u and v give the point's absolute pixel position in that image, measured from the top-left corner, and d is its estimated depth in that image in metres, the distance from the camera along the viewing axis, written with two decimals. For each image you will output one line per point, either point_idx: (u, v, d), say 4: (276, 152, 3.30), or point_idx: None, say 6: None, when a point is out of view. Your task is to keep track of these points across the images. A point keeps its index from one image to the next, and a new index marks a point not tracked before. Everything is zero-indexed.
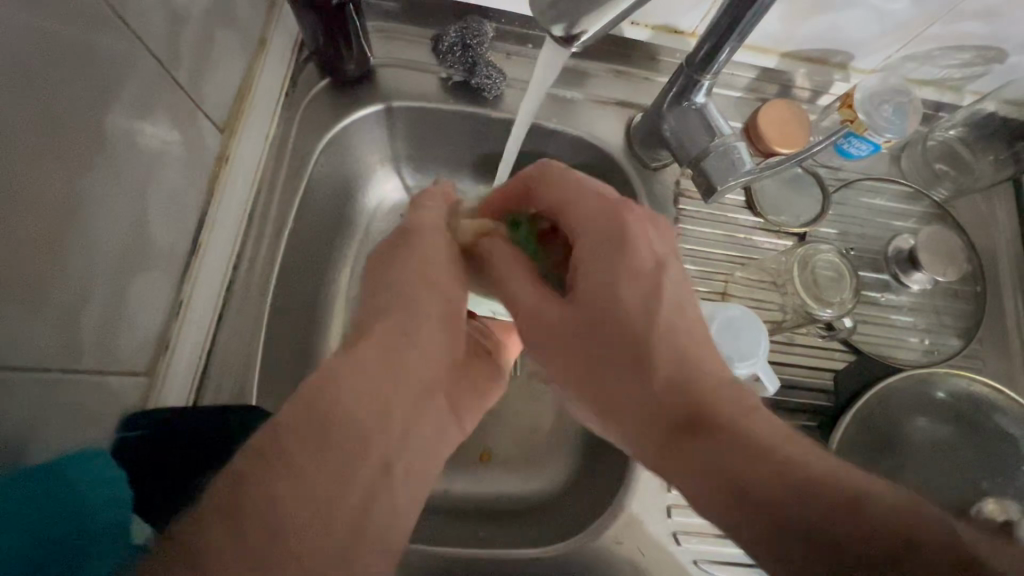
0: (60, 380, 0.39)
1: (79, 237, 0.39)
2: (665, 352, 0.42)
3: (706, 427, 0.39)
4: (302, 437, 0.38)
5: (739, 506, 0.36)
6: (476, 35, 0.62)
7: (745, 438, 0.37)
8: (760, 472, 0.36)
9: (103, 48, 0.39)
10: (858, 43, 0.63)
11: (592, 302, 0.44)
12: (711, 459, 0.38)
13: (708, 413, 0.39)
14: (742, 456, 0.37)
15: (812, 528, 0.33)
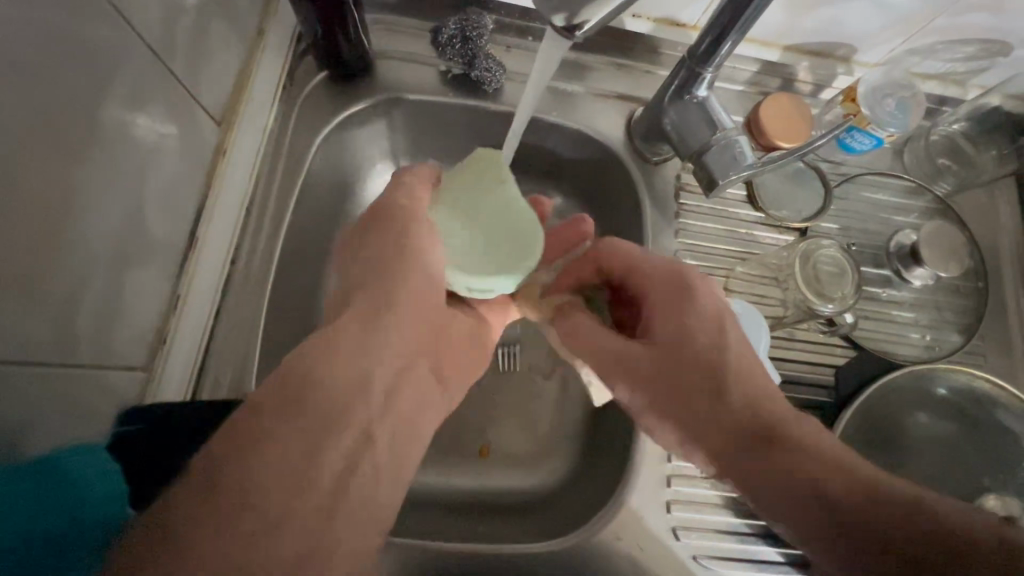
0: (54, 374, 0.38)
1: (72, 230, 0.38)
2: (737, 380, 0.46)
3: (773, 457, 0.43)
4: (281, 411, 0.39)
5: (810, 509, 0.41)
6: (475, 27, 0.62)
7: (803, 466, 0.42)
8: (824, 493, 0.41)
9: (97, 38, 0.39)
10: (862, 35, 0.62)
11: (651, 359, 0.49)
12: (779, 493, 0.42)
13: (763, 446, 0.44)
14: (805, 484, 0.41)
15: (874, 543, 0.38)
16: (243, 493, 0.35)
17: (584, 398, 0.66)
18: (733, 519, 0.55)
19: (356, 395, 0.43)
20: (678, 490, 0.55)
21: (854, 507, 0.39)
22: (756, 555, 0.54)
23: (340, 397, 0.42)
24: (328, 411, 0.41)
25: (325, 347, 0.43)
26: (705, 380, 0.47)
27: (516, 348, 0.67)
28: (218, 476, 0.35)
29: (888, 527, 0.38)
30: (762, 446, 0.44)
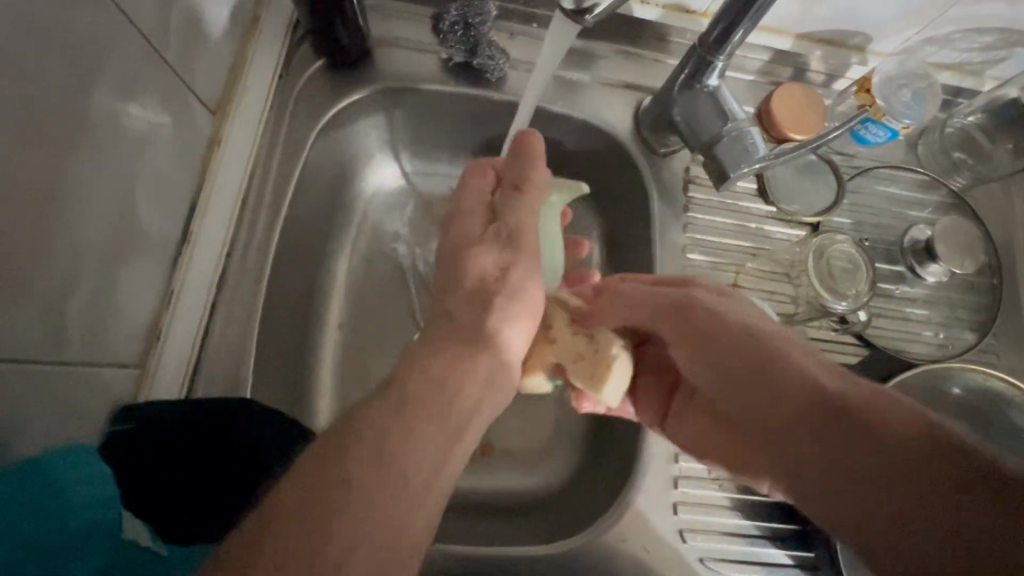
0: (43, 373, 0.37)
1: (63, 223, 0.37)
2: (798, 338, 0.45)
3: (826, 419, 0.37)
4: (352, 451, 0.34)
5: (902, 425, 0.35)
6: (477, 14, 0.60)
7: (861, 425, 0.35)
8: (885, 454, 0.34)
9: (87, 22, 0.37)
10: (877, 24, 0.60)
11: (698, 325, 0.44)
12: (840, 465, 0.36)
13: (815, 407, 0.37)
14: (865, 445, 0.35)
15: (956, 506, 0.30)
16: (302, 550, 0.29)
17: None
18: (741, 521, 0.54)
19: (435, 439, 0.37)
20: (686, 492, 0.54)
21: (924, 467, 0.32)
22: (765, 557, 0.53)
23: (427, 446, 0.36)
24: (427, 453, 0.36)
25: (409, 384, 0.39)
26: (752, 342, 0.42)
27: None
28: (280, 522, 0.30)
29: (969, 488, 0.31)
30: (813, 409, 0.38)
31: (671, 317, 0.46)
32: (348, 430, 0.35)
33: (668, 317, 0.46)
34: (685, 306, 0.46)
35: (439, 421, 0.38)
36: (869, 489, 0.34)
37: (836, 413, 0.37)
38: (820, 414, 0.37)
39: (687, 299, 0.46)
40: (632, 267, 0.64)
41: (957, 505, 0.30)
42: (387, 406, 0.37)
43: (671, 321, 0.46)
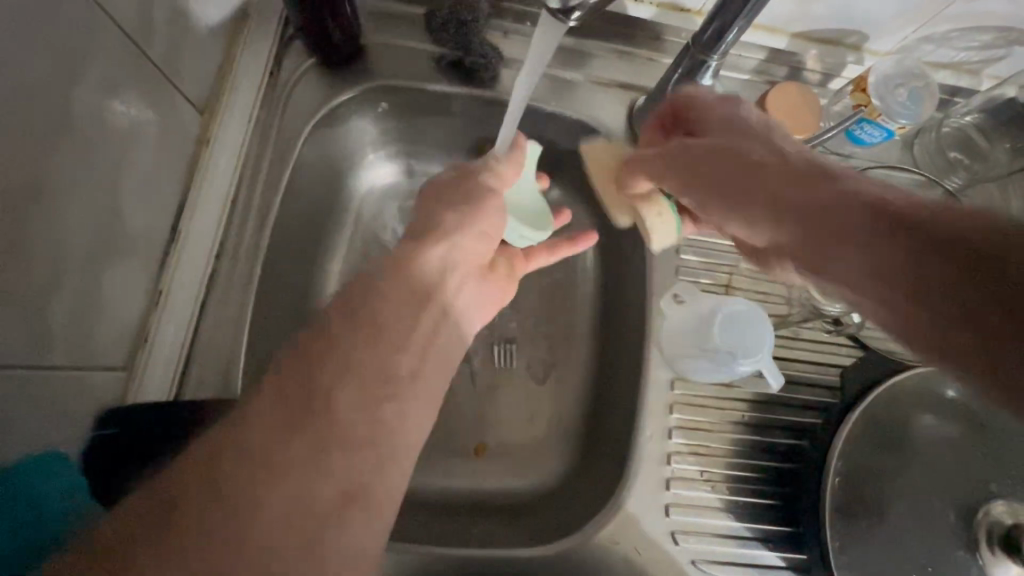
0: (26, 377, 0.37)
1: (45, 225, 0.37)
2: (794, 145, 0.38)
3: (826, 204, 0.31)
4: (310, 365, 0.35)
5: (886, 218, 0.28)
6: (470, 13, 0.58)
7: (861, 207, 0.29)
8: (887, 225, 0.28)
9: (68, 21, 0.36)
10: (873, 23, 0.60)
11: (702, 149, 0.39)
12: (845, 252, 0.29)
13: (823, 190, 0.31)
14: (871, 217, 0.29)
15: (938, 270, 0.26)
16: (266, 471, 0.30)
17: (581, 396, 0.64)
18: (734, 523, 0.53)
19: (383, 350, 0.38)
20: (679, 494, 0.54)
21: (926, 227, 0.27)
22: (757, 559, 0.53)
23: (372, 356, 0.38)
24: (373, 353, 0.38)
25: (353, 308, 0.40)
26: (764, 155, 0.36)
27: (513, 345, 0.65)
28: (228, 458, 0.30)
29: (968, 239, 0.25)
30: (825, 200, 0.31)
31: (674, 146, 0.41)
32: (301, 350, 0.37)
33: (672, 154, 0.41)
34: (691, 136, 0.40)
35: (391, 342, 0.39)
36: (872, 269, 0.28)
37: (848, 200, 0.30)
38: (802, 204, 0.32)
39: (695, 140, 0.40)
40: (626, 268, 0.64)
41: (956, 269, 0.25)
42: (334, 333, 0.38)
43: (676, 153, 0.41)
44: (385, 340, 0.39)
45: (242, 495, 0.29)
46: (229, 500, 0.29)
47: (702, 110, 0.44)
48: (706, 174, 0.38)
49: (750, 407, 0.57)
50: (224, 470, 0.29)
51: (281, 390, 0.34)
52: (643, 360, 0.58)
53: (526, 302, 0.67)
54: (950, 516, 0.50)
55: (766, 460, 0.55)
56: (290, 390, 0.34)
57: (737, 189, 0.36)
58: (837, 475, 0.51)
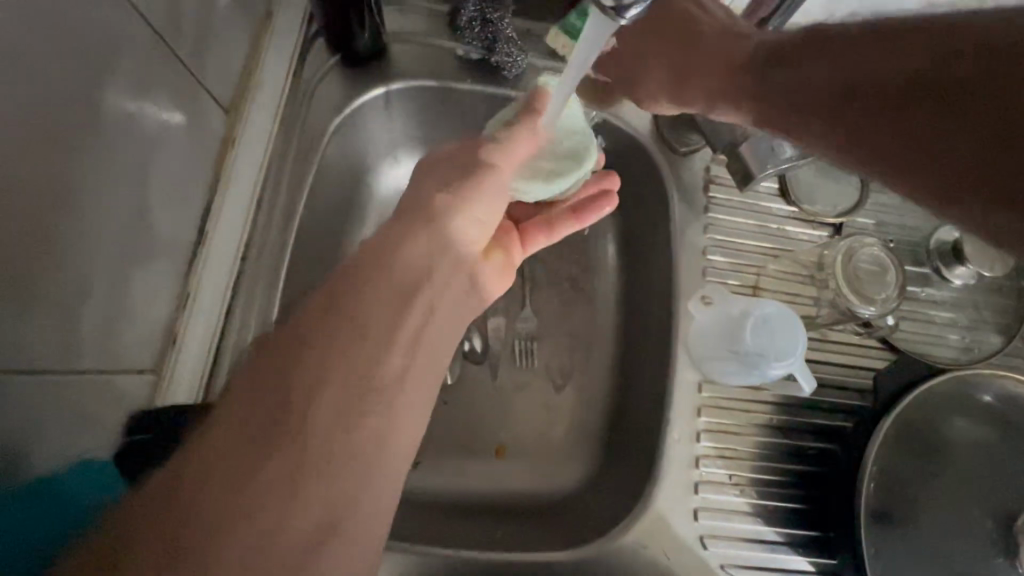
0: (59, 381, 0.36)
1: (75, 227, 0.36)
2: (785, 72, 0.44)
3: (899, 86, 0.38)
4: (285, 374, 0.33)
5: (908, 147, 0.37)
6: (495, 10, 0.59)
7: (928, 75, 0.37)
8: (959, 84, 0.35)
9: (97, 21, 0.36)
10: (905, 19, 0.58)
11: (753, 73, 0.46)
12: (924, 123, 0.37)
13: (887, 70, 0.39)
14: (942, 87, 0.36)
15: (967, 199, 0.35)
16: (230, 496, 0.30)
17: (604, 398, 0.64)
18: (763, 527, 0.53)
19: (366, 350, 0.36)
20: (706, 497, 0.53)
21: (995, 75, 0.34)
22: (787, 565, 0.52)
23: (358, 353, 0.36)
24: (354, 359, 0.35)
25: (343, 308, 0.37)
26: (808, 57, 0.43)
27: (534, 345, 0.65)
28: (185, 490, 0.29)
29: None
30: (895, 84, 0.38)
31: (706, 62, 0.48)
32: (278, 355, 0.34)
33: (720, 77, 0.48)
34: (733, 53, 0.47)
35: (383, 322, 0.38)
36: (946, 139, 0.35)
37: (911, 80, 0.37)
38: (881, 92, 0.39)
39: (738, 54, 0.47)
40: (650, 268, 0.63)
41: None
42: (329, 320, 0.36)
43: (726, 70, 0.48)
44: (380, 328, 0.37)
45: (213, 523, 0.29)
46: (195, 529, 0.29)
47: (660, 20, 0.51)
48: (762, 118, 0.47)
49: (778, 410, 0.56)
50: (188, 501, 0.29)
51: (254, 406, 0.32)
52: (669, 362, 0.57)
53: (548, 302, 0.66)
54: (988, 525, 0.49)
55: (793, 464, 0.55)
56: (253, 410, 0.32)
57: (809, 98, 0.43)
58: (871, 481, 0.50)
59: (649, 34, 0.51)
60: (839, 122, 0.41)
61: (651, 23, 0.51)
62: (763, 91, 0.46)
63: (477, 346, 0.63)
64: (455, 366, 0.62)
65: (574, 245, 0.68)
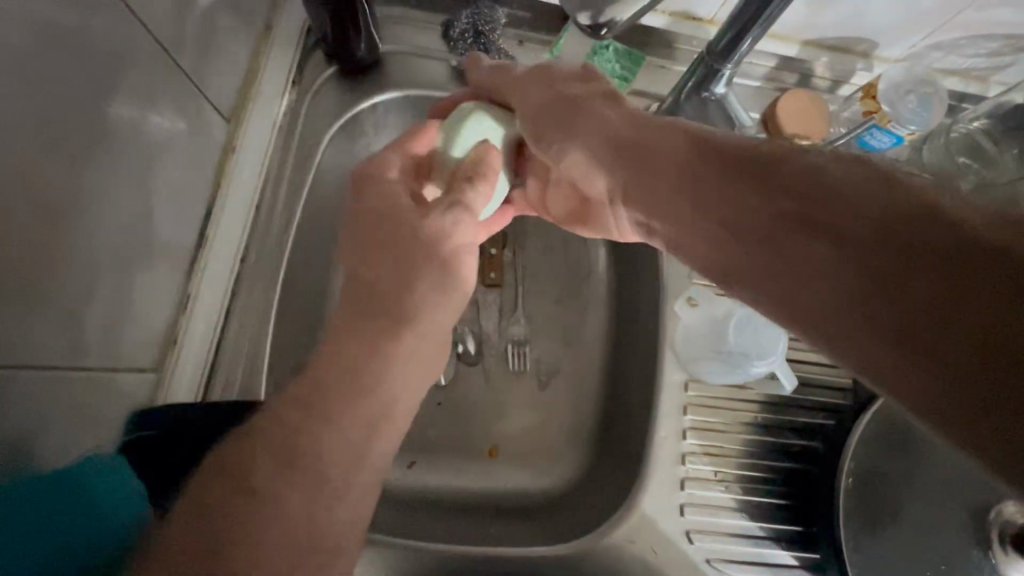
0: (67, 377, 0.38)
1: (83, 230, 0.38)
2: (704, 185, 0.34)
3: (821, 210, 0.28)
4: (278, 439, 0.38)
5: (878, 314, 0.24)
6: (487, 22, 0.60)
7: (838, 203, 0.27)
8: (847, 235, 0.26)
9: (102, 35, 0.38)
10: (882, 31, 0.61)
11: (661, 159, 0.37)
12: (863, 293, 0.25)
13: (763, 205, 0.31)
14: (875, 233, 0.25)
15: (901, 372, 0.23)
16: (247, 512, 0.36)
17: (594, 399, 0.65)
18: (747, 522, 0.54)
19: (358, 398, 0.40)
20: (692, 493, 0.55)
21: (897, 236, 0.24)
22: (772, 559, 0.53)
23: (347, 407, 0.40)
24: (343, 415, 0.40)
25: (362, 343, 0.41)
26: (709, 165, 0.34)
27: (526, 346, 0.66)
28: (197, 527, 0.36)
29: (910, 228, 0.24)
30: (803, 218, 0.29)
31: (600, 138, 0.40)
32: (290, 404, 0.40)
33: (610, 166, 0.39)
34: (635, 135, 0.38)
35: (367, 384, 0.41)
36: (897, 321, 0.23)
37: (865, 237, 0.25)
38: (813, 202, 0.28)
39: (634, 135, 0.38)
40: (640, 271, 0.64)
41: (898, 283, 0.24)
42: (319, 385, 0.40)
43: (615, 161, 0.39)
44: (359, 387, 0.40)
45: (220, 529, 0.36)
46: (211, 525, 0.36)
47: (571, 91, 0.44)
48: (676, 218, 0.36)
49: (763, 408, 0.58)
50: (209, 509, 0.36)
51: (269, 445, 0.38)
52: (657, 362, 0.59)
53: (540, 306, 0.67)
54: (964, 515, 0.50)
55: (777, 461, 0.56)
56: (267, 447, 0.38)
57: (747, 202, 0.32)
58: (849, 476, 0.52)
59: (557, 98, 0.44)
60: (738, 239, 0.33)
61: (558, 93, 0.44)
62: (678, 182, 0.35)
63: (470, 348, 0.64)
64: (449, 367, 0.64)
65: (565, 249, 0.69)
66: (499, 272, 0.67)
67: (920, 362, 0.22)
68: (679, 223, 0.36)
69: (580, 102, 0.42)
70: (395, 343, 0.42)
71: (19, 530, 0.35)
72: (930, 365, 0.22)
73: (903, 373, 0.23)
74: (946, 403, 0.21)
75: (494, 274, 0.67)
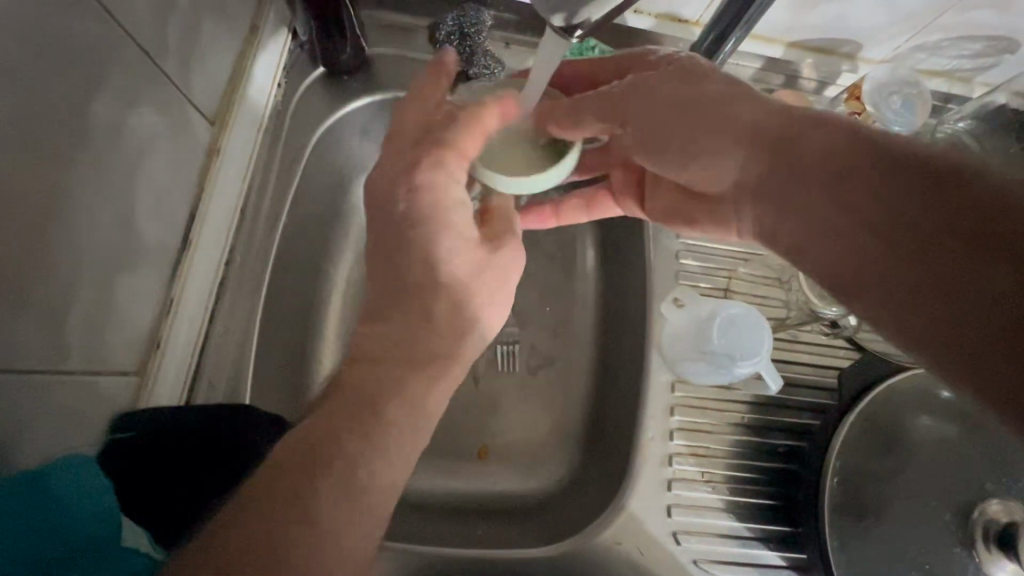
0: (45, 381, 0.38)
1: (63, 234, 0.38)
2: (817, 166, 0.39)
3: (961, 203, 0.33)
4: (331, 425, 0.37)
5: (972, 298, 0.31)
6: (473, 23, 0.61)
7: (985, 198, 0.33)
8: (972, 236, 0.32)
9: (81, 37, 0.37)
10: (866, 33, 0.61)
11: (794, 144, 0.40)
12: (936, 269, 0.33)
13: (887, 187, 0.36)
14: (988, 224, 0.32)
15: (981, 343, 0.30)
16: (311, 510, 0.33)
17: (583, 399, 0.65)
18: (734, 523, 0.54)
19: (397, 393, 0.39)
20: (679, 494, 0.55)
21: None
22: (758, 560, 0.53)
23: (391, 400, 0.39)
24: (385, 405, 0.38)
25: (397, 337, 0.42)
26: (846, 153, 0.38)
27: (515, 346, 0.66)
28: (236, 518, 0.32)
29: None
30: (927, 205, 0.34)
31: (726, 138, 0.43)
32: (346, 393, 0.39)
33: (722, 157, 0.44)
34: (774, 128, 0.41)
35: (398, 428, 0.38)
36: (989, 293, 0.30)
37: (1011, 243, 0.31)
38: (945, 194, 0.34)
39: (767, 131, 0.41)
40: (628, 272, 0.65)
41: (1003, 264, 0.30)
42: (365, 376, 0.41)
43: (738, 150, 0.43)
44: (394, 429, 0.38)
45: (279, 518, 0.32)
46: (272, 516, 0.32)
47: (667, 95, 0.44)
48: (779, 196, 0.41)
49: (750, 409, 0.58)
50: (254, 531, 0.32)
51: (300, 474, 0.34)
52: (645, 363, 0.59)
53: (529, 308, 0.67)
54: (947, 515, 0.51)
55: (765, 461, 0.56)
56: (300, 476, 0.34)
57: (870, 188, 0.36)
58: (835, 475, 0.52)
59: (648, 106, 0.45)
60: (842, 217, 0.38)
61: (664, 92, 0.45)
62: (802, 168, 0.40)
63: None
64: None
65: (554, 250, 0.69)
66: None
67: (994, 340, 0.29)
68: (784, 206, 0.42)
69: (681, 105, 0.44)
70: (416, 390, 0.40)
71: (15, 529, 0.34)
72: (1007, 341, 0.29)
73: (962, 328, 0.31)
74: (989, 349, 0.30)
75: None
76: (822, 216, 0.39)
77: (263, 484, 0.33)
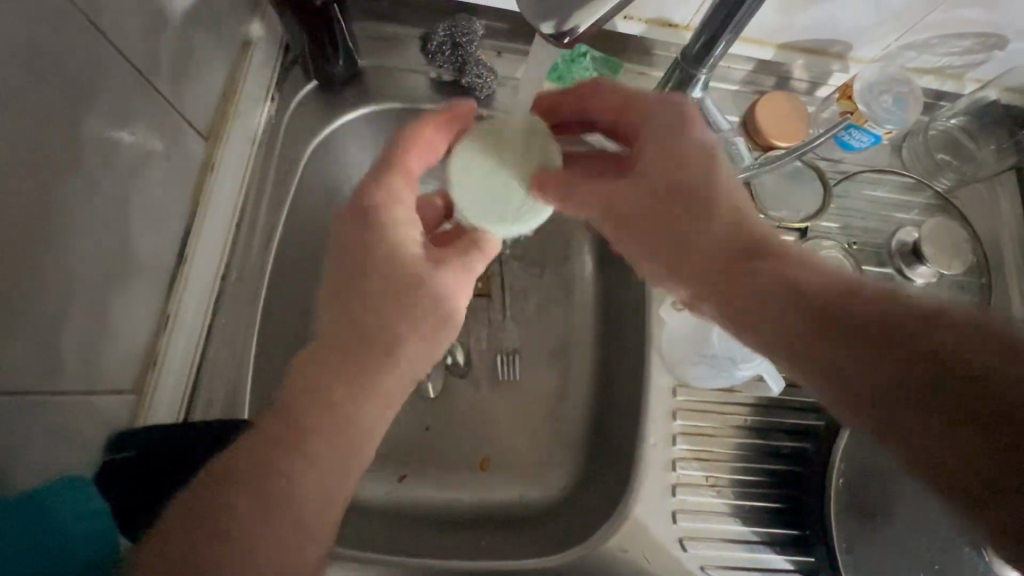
0: (42, 403, 0.37)
1: (58, 254, 0.38)
2: (752, 276, 0.37)
3: (874, 326, 0.32)
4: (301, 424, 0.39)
5: (932, 425, 0.29)
6: (464, 34, 0.61)
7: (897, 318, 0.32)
8: (910, 361, 0.30)
9: (73, 59, 0.37)
10: (855, 32, 0.62)
11: (724, 255, 0.39)
12: (886, 389, 0.31)
13: (819, 315, 0.34)
14: (908, 347, 0.31)
15: (953, 461, 0.28)
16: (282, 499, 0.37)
17: (583, 405, 0.65)
18: (741, 528, 0.54)
19: (362, 395, 0.41)
20: (683, 499, 0.54)
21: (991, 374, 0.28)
22: (766, 564, 0.53)
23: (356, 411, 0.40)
24: (345, 395, 0.40)
25: (371, 335, 0.42)
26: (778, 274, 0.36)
27: (516, 355, 0.65)
28: (195, 518, 0.35)
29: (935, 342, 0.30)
30: (861, 334, 0.32)
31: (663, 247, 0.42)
32: (313, 401, 0.39)
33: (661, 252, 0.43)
34: (699, 241, 0.40)
35: (357, 444, 0.40)
36: (935, 406, 0.29)
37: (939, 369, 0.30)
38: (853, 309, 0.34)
39: (703, 235, 0.40)
40: (626, 277, 0.65)
41: (932, 384, 0.29)
42: (336, 382, 0.40)
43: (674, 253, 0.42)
44: (344, 436, 0.40)
45: (221, 512, 0.36)
46: (216, 507, 0.36)
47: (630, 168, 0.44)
48: (726, 304, 0.39)
49: (752, 411, 0.57)
50: (228, 486, 0.36)
51: (267, 468, 0.37)
52: (645, 368, 0.59)
53: (526, 315, 0.67)
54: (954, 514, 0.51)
55: (769, 464, 0.56)
56: (255, 465, 0.37)
57: (807, 306, 0.34)
58: (841, 475, 0.52)
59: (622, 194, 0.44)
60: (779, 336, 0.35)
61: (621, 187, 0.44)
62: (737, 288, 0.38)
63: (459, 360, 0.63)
64: (437, 380, 0.63)
65: (551, 255, 0.69)
66: (484, 281, 0.67)
67: (961, 456, 0.28)
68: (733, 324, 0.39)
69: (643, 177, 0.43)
70: (378, 414, 0.41)
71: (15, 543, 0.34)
72: (977, 462, 0.28)
73: (925, 444, 0.29)
74: (964, 461, 0.28)
75: (480, 283, 0.66)
76: (762, 334, 0.36)
77: (229, 474, 0.37)
